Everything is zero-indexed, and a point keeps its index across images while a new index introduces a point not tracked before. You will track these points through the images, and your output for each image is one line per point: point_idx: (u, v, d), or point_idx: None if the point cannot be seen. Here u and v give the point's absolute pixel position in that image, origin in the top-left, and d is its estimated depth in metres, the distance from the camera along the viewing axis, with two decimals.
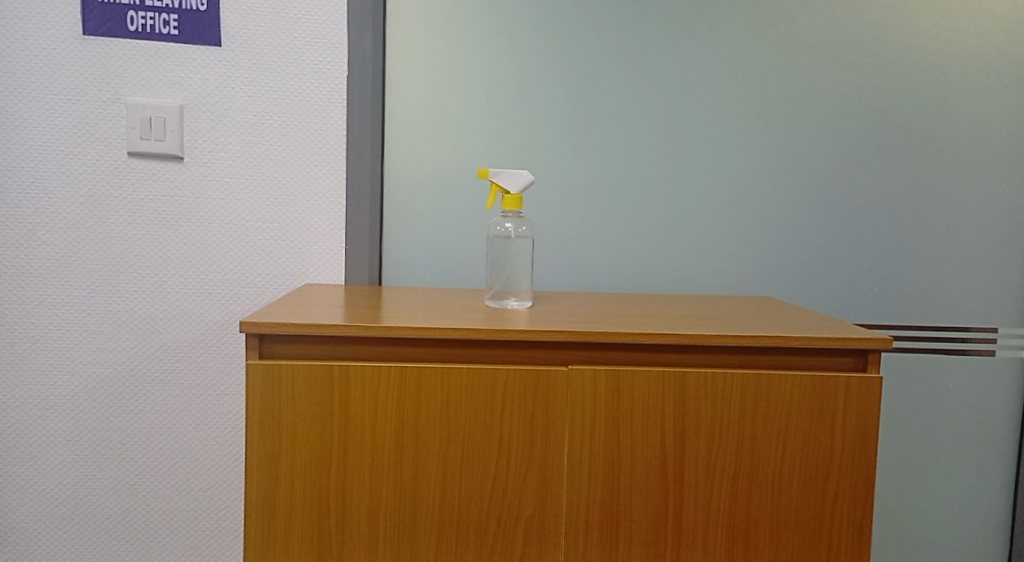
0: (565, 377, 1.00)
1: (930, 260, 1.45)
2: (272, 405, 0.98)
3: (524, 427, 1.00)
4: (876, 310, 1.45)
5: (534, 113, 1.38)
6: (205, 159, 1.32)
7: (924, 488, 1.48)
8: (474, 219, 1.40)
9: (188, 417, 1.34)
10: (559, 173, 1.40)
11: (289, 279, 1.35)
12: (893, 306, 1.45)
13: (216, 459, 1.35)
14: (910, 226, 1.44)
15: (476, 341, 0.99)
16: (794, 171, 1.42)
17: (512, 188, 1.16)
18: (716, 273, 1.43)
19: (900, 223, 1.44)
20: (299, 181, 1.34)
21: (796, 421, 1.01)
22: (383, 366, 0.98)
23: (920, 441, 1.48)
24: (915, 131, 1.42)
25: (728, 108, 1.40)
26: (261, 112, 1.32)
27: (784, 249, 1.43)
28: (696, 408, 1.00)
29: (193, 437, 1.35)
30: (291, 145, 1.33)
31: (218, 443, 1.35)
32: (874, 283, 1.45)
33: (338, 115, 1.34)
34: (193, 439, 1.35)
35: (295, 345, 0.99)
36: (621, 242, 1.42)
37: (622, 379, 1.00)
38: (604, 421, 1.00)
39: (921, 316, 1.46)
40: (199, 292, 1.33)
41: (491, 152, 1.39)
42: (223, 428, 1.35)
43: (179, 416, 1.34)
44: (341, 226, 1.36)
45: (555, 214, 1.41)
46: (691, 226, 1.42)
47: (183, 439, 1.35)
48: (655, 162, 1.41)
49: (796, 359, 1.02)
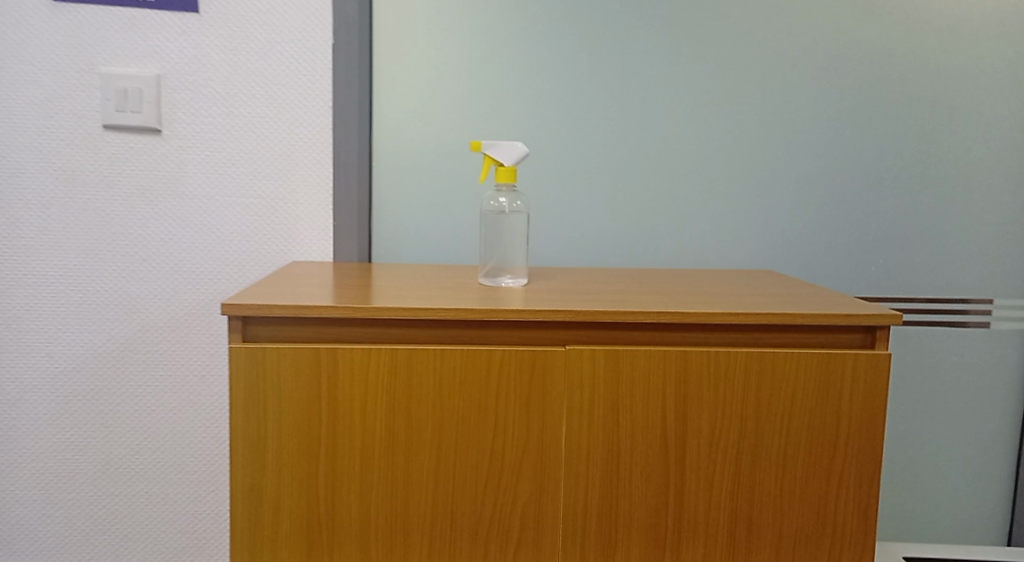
0: (562, 359, 0.96)
1: (935, 233, 1.41)
2: (257, 390, 0.94)
3: (520, 410, 0.96)
4: (880, 284, 1.42)
5: (527, 82, 1.33)
6: (185, 133, 1.26)
7: (926, 465, 1.46)
8: (467, 193, 1.35)
9: (173, 400, 1.30)
10: (552, 145, 1.35)
11: (275, 257, 1.31)
12: (897, 279, 1.42)
13: (202, 441, 1.32)
14: (916, 197, 1.40)
15: (469, 321, 0.96)
16: (797, 141, 1.37)
17: (506, 160, 1.11)
18: (715, 248, 1.39)
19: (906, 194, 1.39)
20: (285, 155, 1.29)
21: (801, 401, 0.97)
22: (373, 349, 0.94)
23: (922, 417, 1.45)
24: (923, 98, 1.37)
25: (728, 75, 1.35)
26: (242, 82, 1.26)
27: (786, 223, 1.39)
28: (698, 388, 0.97)
29: (178, 420, 1.31)
30: (275, 117, 1.28)
31: (205, 426, 1.31)
32: (878, 257, 1.41)
33: (324, 85, 1.28)
34: (178, 422, 1.31)
35: (280, 328, 0.95)
36: (618, 216, 1.37)
37: (622, 360, 0.96)
38: (603, 403, 0.97)
39: (926, 290, 1.42)
40: (182, 271, 1.29)
41: (484, 124, 1.34)
42: (209, 410, 1.31)
43: (164, 398, 1.30)
44: (329, 202, 1.31)
45: (550, 187, 1.36)
46: (691, 200, 1.38)
47: (168, 422, 1.31)
48: (654, 132, 1.36)
49: (802, 337, 0.98)
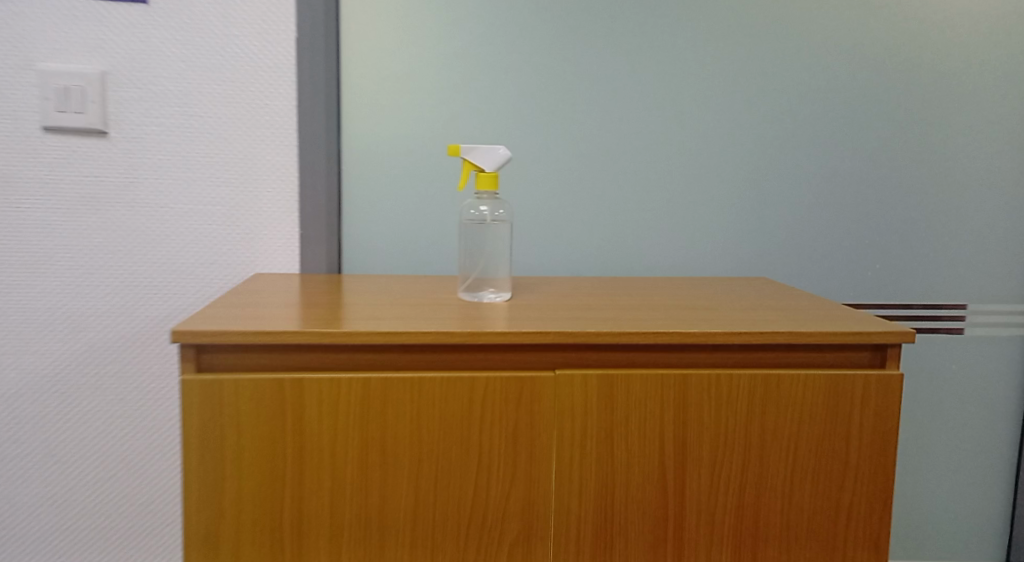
0: (551, 385, 0.88)
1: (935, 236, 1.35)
2: (213, 426, 0.84)
3: (506, 442, 0.88)
4: (878, 290, 1.35)
5: (507, 78, 1.24)
6: (134, 135, 1.16)
7: (925, 477, 1.41)
8: (444, 198, 1.26)
9: (127, 425, 1.20)
10: (534, 146, 1.26)
11: (235, 269, 1.21)
12: (895, 285, 1.36)
13: (158, 469, 1.22)
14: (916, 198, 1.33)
15: (448, 345, 0.87)
16: (792, 141, 1.30)
17: (487, 166, 1.02)
18: (707, 254, 1.32)
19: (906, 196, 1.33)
20: (245, 158, 1.19)
21: (809, 426, 0.90)
22: (343, 378, 0.85)
23: (924, 429, 1.39)
24: (923, 95, 1.31)
25: (720, 71, 1.27)
26: (196, 80, 1.16)
27: (781, 227, 1.32)
28: (698, 415, 0.89)
29: (131, 447, 1.21)
30: (233, 117, 1.18)
31: (162, 452, 1.21)
32: (875, 262, 1.35)
33: (287, 83, 1.18)
34: (133, 449, 1.21)
35: (238, 356, 0.86)
36: (604, 221, 1.29)
37: (616, 386, 0.88)
38: (596, 432, 0.89)
39: (925, 296, 1.36)
40: (134, 286, 1.18)
41: (460, 124, 1.24)
42: (165, 436, 1.21)
43: (116, 424, 1.20)
44: (294, 209, 1.21)
45: (532, 191, 1.27)
46: (680, 204, 1.30)
47: (120, 449, 1.20)
48: (642, 133, 1.28)
49: (808, 356, 0.91)
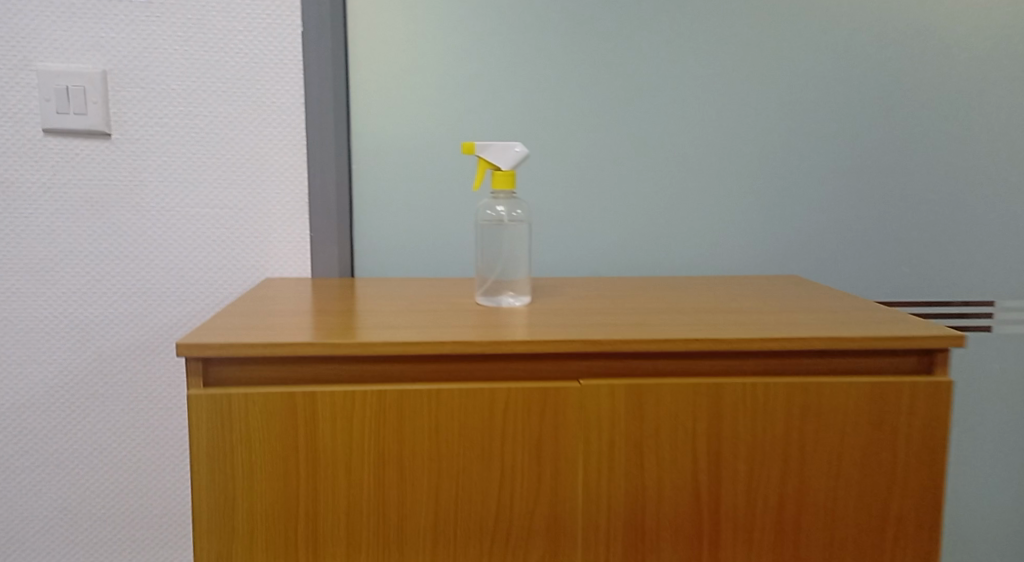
0: (577, 396, 0.83)
1: (982, 228, 1.27)
2: (222, 443, 0.80)
3: (530, 457, 0.83)
4: (919, 288, 1.27)
5: (523, 71, 1.19)
6: (138, 136, 1.11)
7: (976, 486, 1.32)
8: (459, 197, 1.21)
9: (137, 435, 1.16)
10: (552, 141, 1.21)
11: (245, 273, 1.17)
12: (937, 283, 1.27)
13: (169, 481, 1.18)
14: (959, 189, 1.26)
15: (467, 355, 0.83)
16: (825, 132, 1.23)
17: (503, 163, 0.97)
18: (736, 252, 1.25)
19: (949, 186, 1.25)
20: (253, 159, 1.14)
21: (851, 437, 0.85)
22: (357, 391, 0.81)
23: (970, 434, 1.31)
24: (966, 79, 1.23)
25: (747, 60, 1.21)
26: (201, 78, 1.12)
27: (814, 222, 1.25)
28: (734, 425, 0.84)
29: (141, 458, 1.17)
30: (240, 116, 1.13)
31: (173, 463, 1.17)
32: (917, 257, 1.27)
33: (294, 80, 1.14)
34: (143, 460, 1.17)
35: (246, 369, 0.81)
36: (626, 219, 1.24)
37: (646, 395, 0.83)
38: (625, 445, 0.84)
39: (970, 293, 1.28)
40: (140, 292, 1.14)
41: (475, 119, 1.19)
42: (176, 446, 1.17)
43: (125, 434, 1.16)
44: (304, 210, 1.17)
45: (551, 188, 1.22)
46: (707, 200, 1.24)
47: (129, 460, 1.16)
48: (665, 126, 1.22)
49: (849, 362, 0.86)
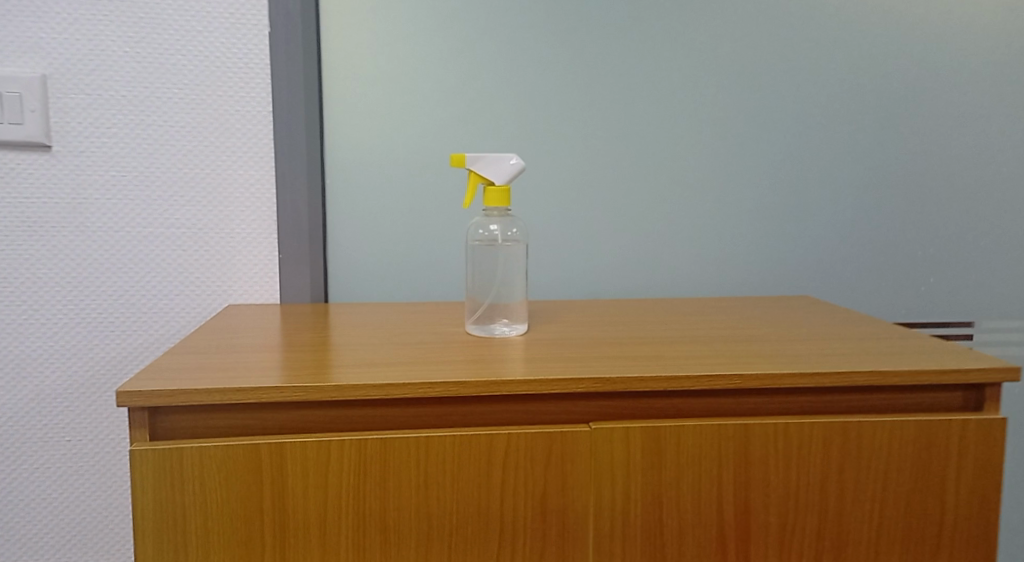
0: (586, 442, 0.72)
1: (1008, 244, 1.18)
2: (172, 506, 0.68)
3: (533, 513, 0.72)
4: (942, 310, 1.18)
5: (514, 77, 1.08)
6: (82, 148, 0.99)
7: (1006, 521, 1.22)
8: (444, 214, 1.10)
9: (76, 484, 1.03)
10: (545, 153, 1.10)
11: (206, 300, 1.05)
12: (961, 304, 1.18)
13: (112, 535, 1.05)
14: (983, 203, 1.17)
15: (460, 397, 0.72)
16: (839, 142, 1.14)
17: (498, 178, 0.87)
18: (744, 272, 1.16)
19: (972, 200, 1.16)
20: (214, 172, 1.03)
21: (895, 482, 0.75)
22: (332, 442, 0.69)
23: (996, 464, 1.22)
24: (988, 85, 1.15)
25: (755, 65, 1.12)
26: (154, 83, 1.00)
27: (828, 239, 1.16)
28: (764, 473, 0.74)
29: (81, 509, 1.04)
30: (199, 126, 1.02)
31: (123, 512, 1.04)
32: (939, 275, 1.17)
33: (261, 86, 1.02)
34: (85, 512, 1.04)
35: (203, 417, 0.70)
36: (626, 236, 1.14)
37: (665, 440, 0.73)
38: (642, 497, 0.73)
39: (995, 316, 1.19)
40: (85, 323, 1.02)
41: (461, 129, 1.09)
42: (121, 495, 1.04)
43: (62, 484, 1.03)
44: (272, 230, 1.05)
45: (545, 204, 1.12)
46: (712, 215, 1.14)
47: (68, 512, 1.03)
48: (668, 136, 1.12)
49: (889, 398, 0.76)
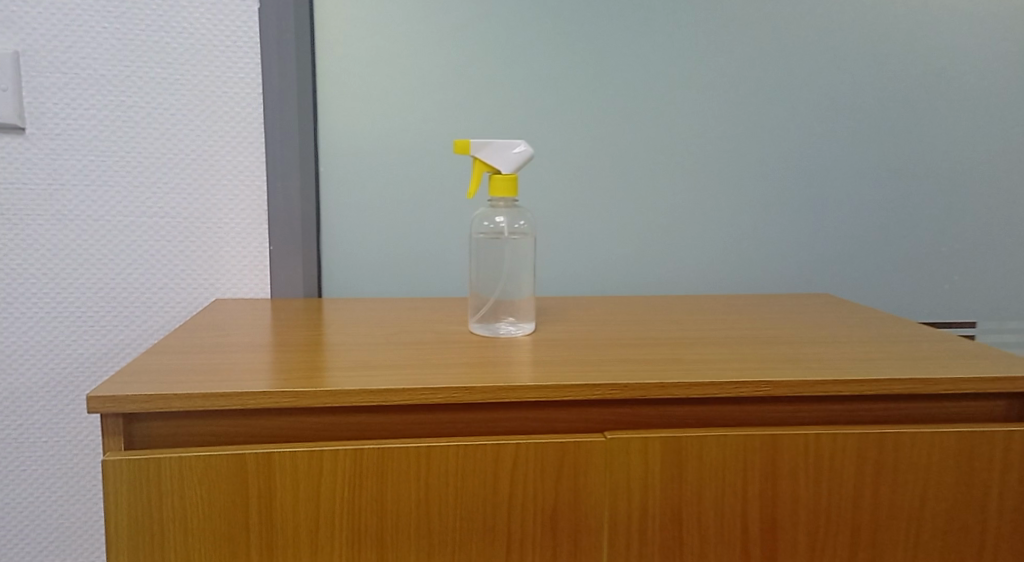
0: (601, 453, 0.67)
1: None
2: (149, 523, 0.62)
3: (543, 530, 0.67)
4: (966, 309, 1.13)
5: (519, 60, 1.02)
6: (58, 130, 0.93)
7: None
8: (445, 205, 1.04)
9: (41, 489, 0.97)
10: (552, 141, 1.04)
11: (191, 294, 0.99)
12: (986, 303, 1.13)
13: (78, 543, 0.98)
14: (1009, 197, 1.11)
15: (464, 403, 0.66)
16: (861, 133, 1.08)
17: (504, 166, 0.81)
18: (760, 270, 1.10)
19: (998, 194, 1.11)
20: (200, 158, 0.96)
21: (932, 498, 0.69)
22: (325, 454, 0.63)
23: None
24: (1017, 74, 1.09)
25: (774, 50, 1.06)
26: (136, 62, 0.93)
27: (847, 235, 1.10)
28: (793, 488, 0.68)
29: (46, 514, 0.98)
30: (183, 107, 0.95)
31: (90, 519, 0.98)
32: (963, 273, 1.12)
33: (249, 65, 0.96)
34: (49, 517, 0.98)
35: (183, 425, 0.64)
36: (636, 229, 1.08)
37: (686, 452, 0.67)
38: (661, 513, 0.68)
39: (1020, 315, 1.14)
40: (62, 318, 0.95)
41: (464, 114, 1.03)
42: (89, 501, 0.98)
43: (26, 488, 0.97)
44: (262, 219, 0.99)
45: (552, 194, 1.06)
46: (727, 207, 1.08)
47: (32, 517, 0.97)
48: (681, 124, 1.06)
49: (926, 407, 0.71)
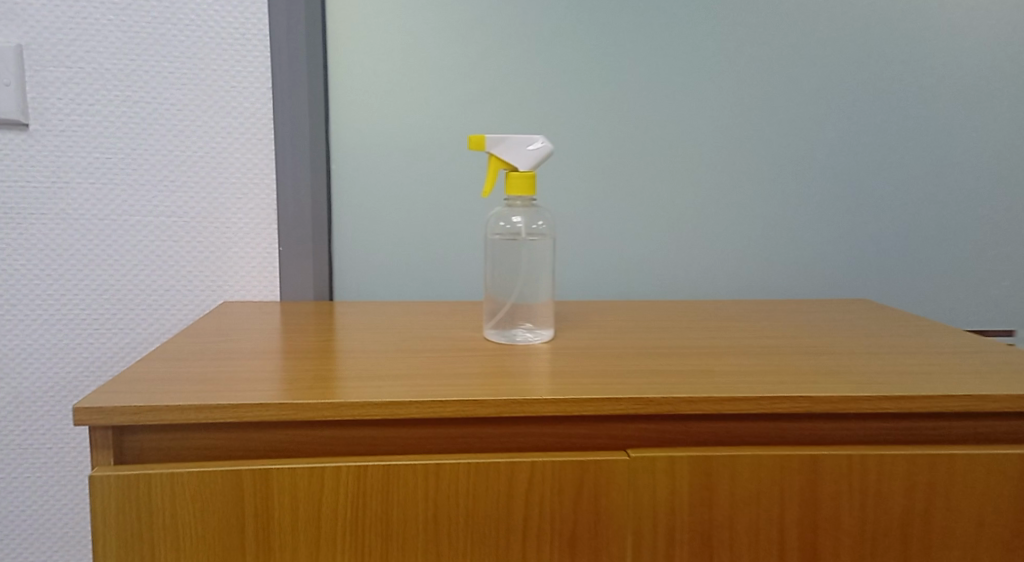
0: (624, 472, 0.62)
1: None
2: (139, 543, 0.58)
3: (561, 555, 0.62)
4: (1015, 316, 1.06)
5: (541, 52, 0.97)
6: (63, 126, 0.90)
7: None
8: (461, 205, 1.00)
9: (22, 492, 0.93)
10: (575, 137, 0.99)
11: (199, 297, 0.95)
12: None
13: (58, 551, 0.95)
14: None
15: (476, 417, 0.62)
16: (904, 129, 1.02)
17: (522, 163, 0.76)
18: (794, 273, 1.04)
19: None
20: (208, 156, 0.93)
21: (987, 526, 0.63)
22: (327, 470, 0.59)
23: None
24: None
25: (811, 40, 0.99)
26: (142, 55, 0.90)
27: (887, 237, 1.04)
28: (834, 513, 0.63)
29: (29, 520, 0.94)
30: (191, 102, 0.92)
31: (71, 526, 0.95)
32: (1012, 278, 1.05)
33: (258, 59, 0.92)
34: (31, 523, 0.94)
35: (177, 438, 0.60)
36: (661, 231, 1.02)
37: (717, 472, 0.62)
38: (689, 537, 0.62)
39: None
40: (66, 320, 0.92)
41: (482, 109, 0.98)
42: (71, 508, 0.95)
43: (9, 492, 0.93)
44: (271, 219, 0.95)
45: (574, 193, 1.01)
46: (759, 207, 1.03)
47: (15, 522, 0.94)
48: (711, 120, 1.00)
49: (979, 426, 0.65)
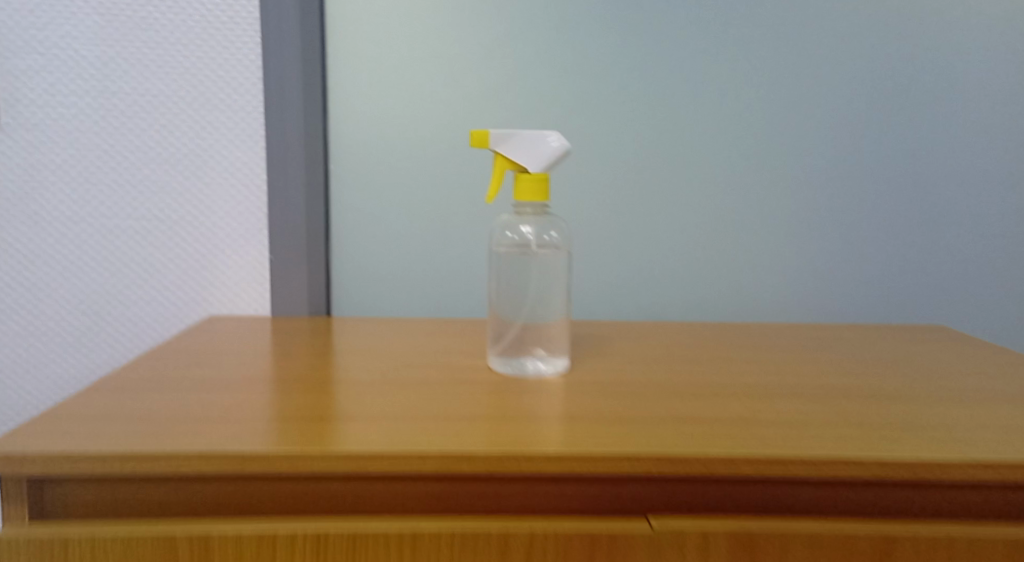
0: (644, 548, 0.50)
1: None
2: None
3: None
4: None
5: (568, 37, 0.85)
6: (36, 119, 0.81)
7: None
8: (472, 210, 0.88)
9: None
10: (605, 134, 0.87)
11: (180, 310, 0.86)
12: None
13: None
14: None
15: (465, 475, 0.51)
16: (990, 129, 0.88)
17: (534, 163, 0.64)
18: (856, 293, 0.90)
19: None
20: (194, 154, 0.84)
21: None
22: (282, 535, 0.49)
23: None
24: None
25: (884, 23, 0.85)
26: (121, 41, 0.81)
27: (967, 254, 0.90)
28: None
29: None
30: (174, 94, 0.82)
31: None
32: None
33: (249, 47, 0.82)
34: None
35: (103, 492, 0.50)
36: (702, 242, 0.89)
37: (760, 551, 0.50)
38: None
39: None
40: (39, 333, 0.84)
41: (499, 102, 0.86)
42: None
43: None
44: (261, 225, 0.86)
45: (603, 198, 0.88)
46: (819, 215, 0.89)
47: None
48: (764, 115, 0.87)
49: None
